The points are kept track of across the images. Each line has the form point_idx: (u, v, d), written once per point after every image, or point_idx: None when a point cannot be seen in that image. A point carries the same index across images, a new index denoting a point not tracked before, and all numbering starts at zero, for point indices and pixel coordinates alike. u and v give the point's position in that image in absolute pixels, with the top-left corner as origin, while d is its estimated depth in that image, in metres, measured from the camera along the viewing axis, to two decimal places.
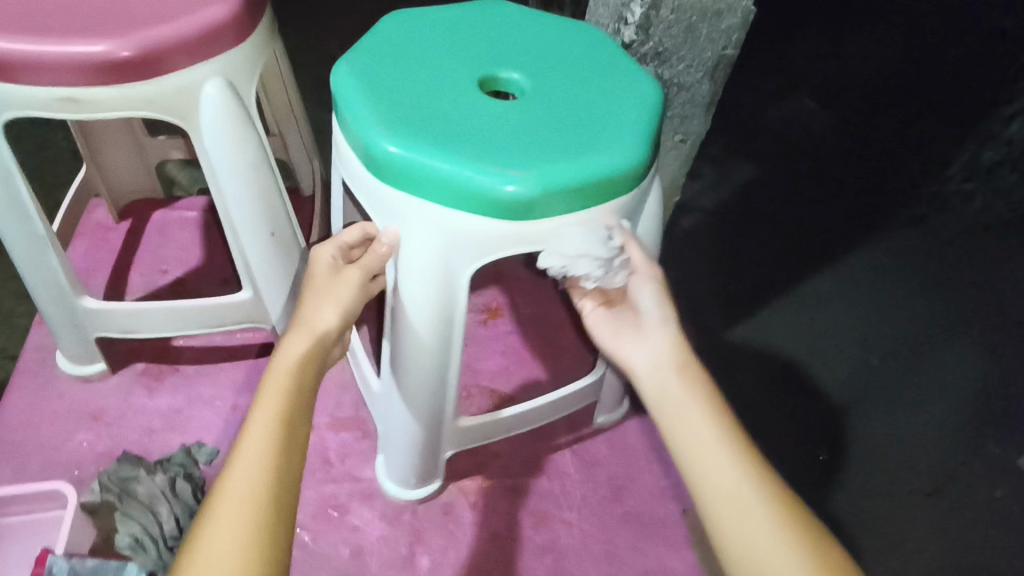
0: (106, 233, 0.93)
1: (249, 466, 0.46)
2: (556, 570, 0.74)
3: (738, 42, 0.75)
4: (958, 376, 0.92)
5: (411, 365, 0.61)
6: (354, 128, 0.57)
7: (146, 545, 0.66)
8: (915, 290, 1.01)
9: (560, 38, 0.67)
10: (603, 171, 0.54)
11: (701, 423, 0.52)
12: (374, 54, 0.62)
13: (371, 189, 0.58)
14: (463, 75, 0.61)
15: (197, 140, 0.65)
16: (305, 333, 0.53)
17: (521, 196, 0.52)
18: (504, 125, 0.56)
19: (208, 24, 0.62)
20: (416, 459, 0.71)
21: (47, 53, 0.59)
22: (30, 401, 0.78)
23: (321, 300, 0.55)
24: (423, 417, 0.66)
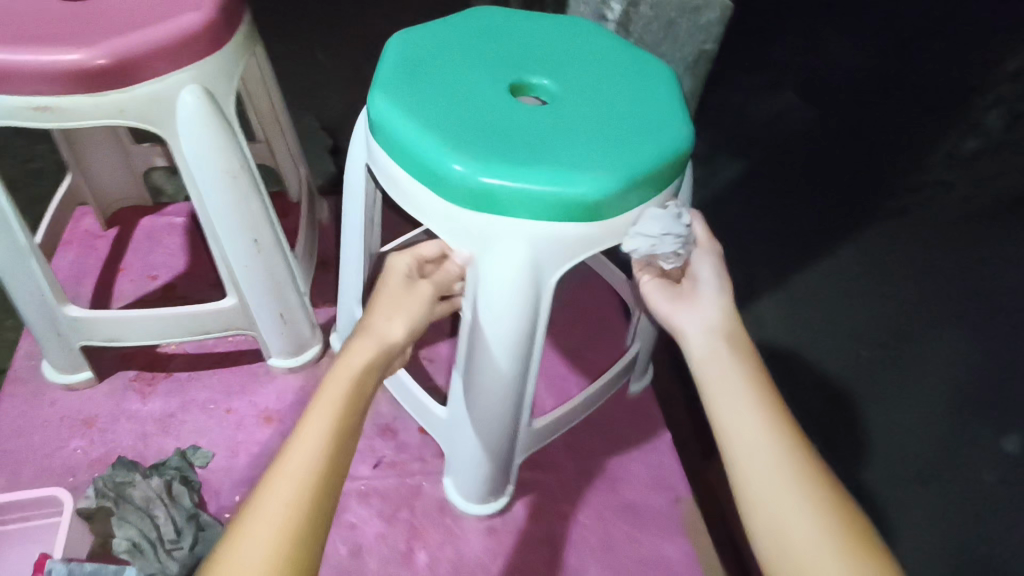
0: (94, 240, 0.96)
1: (298, 470, 0.43)
2: (553, 562, 0.75)
3: (717, 37, 0.77)
4: (944, 373, 0.71)
5: (493, 380, 0.59)
6: (415, 158, 0.53)
7: (144, 550, 0.67)
8: (901, 278, 0.78)
9: (574, 39, 0.65)
10: (670, 151, 0.55)
11: (749, 401, 0.49)
12: (398, 76, 0.58)
13: (435, 212, 0.55)
14: (498, 84, 0.58)
15: (177, 149, 0.62)
16: (372, 343, 0.49)
17: (611, 194, 0.52)
18: (563, 130, 0.54)
19: (185, 29, 0.58)
20: (487, 471, 0.70)
21: (22, 65, 0.54)
22: (21, 409, 0.80)
23: (392, 309, 0.51)
24: (506, 428, 0.64)
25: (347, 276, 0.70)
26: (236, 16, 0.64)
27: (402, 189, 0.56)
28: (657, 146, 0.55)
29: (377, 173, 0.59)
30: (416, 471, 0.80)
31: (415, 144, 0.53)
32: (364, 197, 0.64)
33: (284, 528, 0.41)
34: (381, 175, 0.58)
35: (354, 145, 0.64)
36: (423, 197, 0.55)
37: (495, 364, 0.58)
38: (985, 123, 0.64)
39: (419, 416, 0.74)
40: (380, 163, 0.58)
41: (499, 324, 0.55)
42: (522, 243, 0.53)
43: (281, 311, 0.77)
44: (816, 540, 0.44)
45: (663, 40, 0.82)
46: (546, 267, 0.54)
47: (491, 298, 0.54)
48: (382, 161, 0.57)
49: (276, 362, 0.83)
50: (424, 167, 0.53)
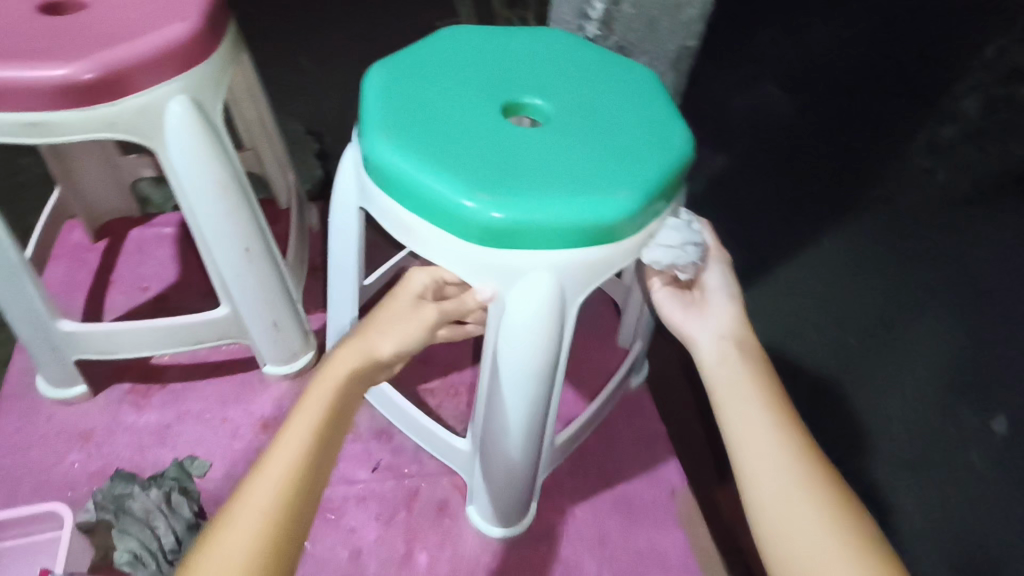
0: (84, 253, 0.96)
1: (277, 481, 0.44)
2: (551, 558, 0.76)
3: (698, 34, 0.79)
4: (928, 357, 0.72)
5: (521, 403, 0.60)
6: (428, 198, 0.52)
7: (146, 561, 0.67)
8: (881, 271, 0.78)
9: (557, 55, 0.65)
10: (675, 163, 0.56)
11: (756, 405, 0.52)
12: (391, 111, 0.56)
13: (451, 251, 0.54)
14: (493, 109, 0.58)
15: (166, 161, 0.62)
16: (359, 356, 0.48)
17: (629, 212, 0.53)
18: (569, 153, 0.55)
19: (172, 40, 0.58)
20: (508, 494, 0.70)
21: (9, 80, 0.54)
22: (16, 425, 0.80)
23: (390, 325, 0.50)
24: (529, 447, 0.65)
25: (336, 303, 0.70)
26: (221, 26, 0.64)
27: (414, 230, 0.55)
28: (659, 159, 0.56)
29: (379, 215, 0.58)
30: (413, 473, 0.81)
31: (424, 183, 0.52)
32: (356, 231, 0.63)
33: (250, 542, 0.42)
34: (387, 221, 0.57)
35: (338, 183, 0.62)
36: (439, 238, 0.54)
37: (520, 387, 0.59)
38: (962, 111, 0.64)
39: (411, 431, 0.77)
40: (383, 207, 0.57)
41: (526, 351, 0.56)
42: (547, 270, 0.53)
43: (275, 319, 0.77)
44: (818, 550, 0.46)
45: (645, 39, 0.83)
46: (570, 290, 0.55)
47: (517, 325, 0.55)
48: (387, 206, 0.56)
49: (270, 370, 0.83)
50: (437, 206, 0.52)
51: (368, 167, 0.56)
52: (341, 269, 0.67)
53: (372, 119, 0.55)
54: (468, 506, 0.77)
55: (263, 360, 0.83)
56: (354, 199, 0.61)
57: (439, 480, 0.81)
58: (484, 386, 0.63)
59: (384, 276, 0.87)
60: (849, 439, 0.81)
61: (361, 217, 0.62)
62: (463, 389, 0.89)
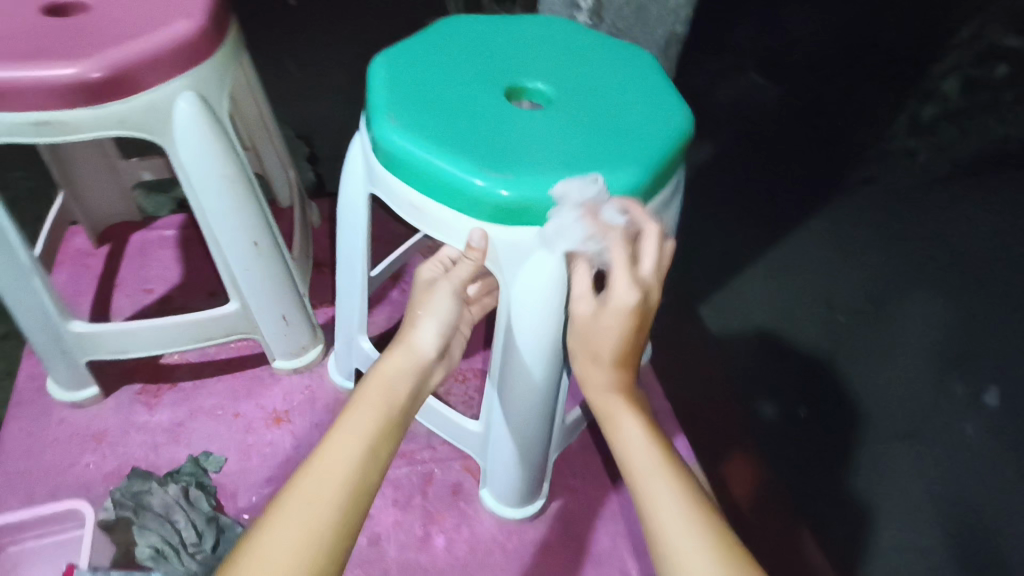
0: (85, 258, 0.96)
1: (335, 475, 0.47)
2: (567, 535, 0.77)
3: (686, 20, 0.81)
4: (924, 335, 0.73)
5: (534, 380, 0.62)
6: (439, 180, 0.54)
7: (168, 555, 0.68)
8: None
9: (555, 40, 0.66)
10: (677, 137, 0.58)
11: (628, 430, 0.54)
12: (397, 97, 0.57)
13: (461, 231, 0.56)
14: (496, 92, 0.59)
15: (175, 156, 0.63)
16: (402, 352, 0.57)
17: (634, 188, 0.54)
18: (573, 134, 0.56)
19: (179, 38, 0.59)
20: (523, 471, 0.72)
21: (19, 80, 0.54)
22: (28, 430, 0.80)
23: (419, 315, 0.59)
24: (542, 424, 0.67)
25: (348, 292, 0.72)
26: (225, 24, 0.65)
27: (424, 212, 0.57)
28: (661, 137, 0.57)
29: (389, 200, 0.59)
30: (427, 459, 0.82)
31: (434, 165, 0.53)
32: (365, 220, 0.64)
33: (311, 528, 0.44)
34: (397, 204, 0.58)
35: (347, 174, 0.63)
36: (449, 218, 0.56)
37: (533, 364, 0.60)
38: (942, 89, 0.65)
39: (419, 415, 0.79)
40: (392, 190, 0.58)
41: (535, 325, 0.57)
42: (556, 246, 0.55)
43: (285, 312, 0.78)
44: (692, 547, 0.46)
45: (635, 24, 0.85)
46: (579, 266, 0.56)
47: (525, 299, 0.56)
48: (396, 189, 0.57)
49: (280, 364, 0.84)
50: (447, 186, 0.54)
51: (376, 153, 0.57)
52: (351, 259, 0.68)
53: (379, 105, 0.56)
54: (481, 489, 0.78)
55: (271, 354, 0.83)
56: (364, 186, 0.62)
57: (453, 464, 0.82)
58: (496, 366, 0.64)
59: (391, 266, 0.89)
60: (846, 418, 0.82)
61: (368, 208, 0.63)
62: (472, 376, 0.90)
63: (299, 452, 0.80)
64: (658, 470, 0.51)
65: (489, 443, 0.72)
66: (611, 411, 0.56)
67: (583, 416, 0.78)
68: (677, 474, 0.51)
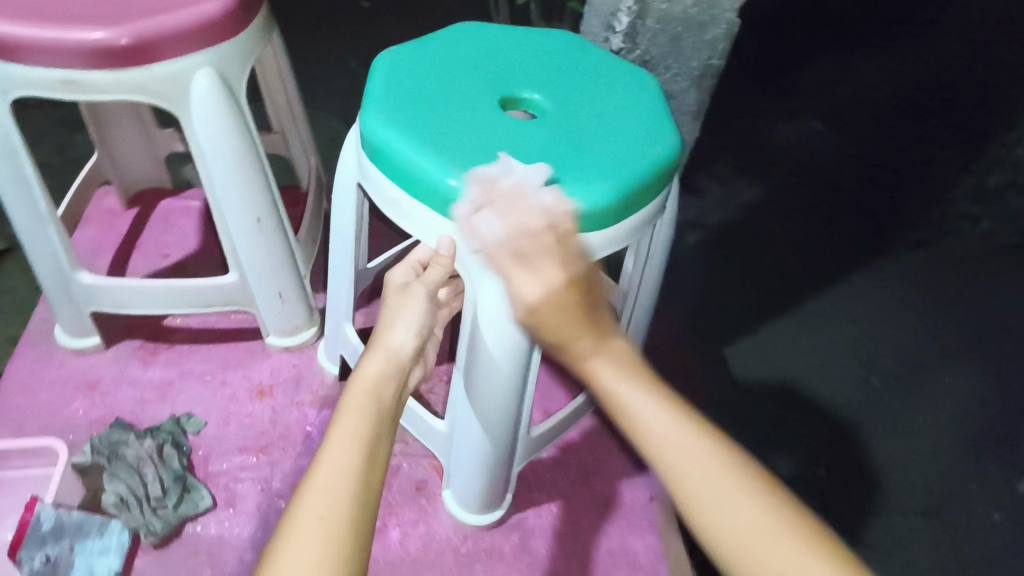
0: (114, 217, 1.02)
1: (337, 485, 0.47)
2: (521, 549, 0.76)
3: (722, 53, 0.83)
4: (958, 395, 1.06)
5: (499, 387, 0.61)
6: (417, 177, 0.55)
7: (131, 505, 0.71)
8: (954, 325, 1.14)
9: (562, 56, 0.67)
10: (663, 159, 0.57)
11: (638, 399, 0.50)
12: (394, 95, 0.59)
13: (435, 229, 0.57)
14: (491, 99, 0.60)
15: (187, 126, 0.66)
16: (381, 352, 0.58)
17: (610, 203, 0.54)
18: (557, 145, 0.56)
19: (203, 16, 0.62)
20: (484, 479, 0.71)
21: (51, 39, 0.59)
22: (30, 368, 0.84)
23: (393, 317, 0.61)
24: (502, 434, 0.66)
25: (335, 277, 0.73)
26: (254, 7, 0.68)
27: (402, 207, 0.58)
28: (647, 156, 0.57)
29: (373, 193, 0.60)
30: (397, 452, 0.83)
31: (414, 161, 0.55)
32: (354, 210, 0.66)
33: (326, 539, 0.44)
34: (380, 198, 0.60)
35: (342, 164, 0.65)
36: (426, 215, 0.57)
37: (497, 370, 0.60)
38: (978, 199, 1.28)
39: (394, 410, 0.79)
40: (377, 184, 0.60)
41: (501, 330, 0.57)
42: None
43: (280, 290, 0.81)
44: (740, 507, 0.46)
45: (668, 54, 0.85)
46: None
47: (490, 305, 0.56)
48: (381, 183, 0.59)
49: (273, 340, 0.87)
50: (425, 184, 0.55)
51: (364, 145, 0.59)
52: (340, 245, 0.70)
53: (375, 100, 0.58)
54: (445, 492, 0.78)
55: (264, 329, 0.86)
56: (355, 178, 0.64)
57: (421, 461, 0.82)
58: (462, 368, 0.63)
59: (390, 260, 0.90)
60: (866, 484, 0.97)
61: (358, 197, 0.66)
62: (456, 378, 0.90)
63: (275, 427, 0.82)
64: (678, 434, 0.49)
65: (452, 445, 0.72)
66: (601, 373, 0.52)
67: (553, 432, 0.77)
68: (702, 431, 0.49)
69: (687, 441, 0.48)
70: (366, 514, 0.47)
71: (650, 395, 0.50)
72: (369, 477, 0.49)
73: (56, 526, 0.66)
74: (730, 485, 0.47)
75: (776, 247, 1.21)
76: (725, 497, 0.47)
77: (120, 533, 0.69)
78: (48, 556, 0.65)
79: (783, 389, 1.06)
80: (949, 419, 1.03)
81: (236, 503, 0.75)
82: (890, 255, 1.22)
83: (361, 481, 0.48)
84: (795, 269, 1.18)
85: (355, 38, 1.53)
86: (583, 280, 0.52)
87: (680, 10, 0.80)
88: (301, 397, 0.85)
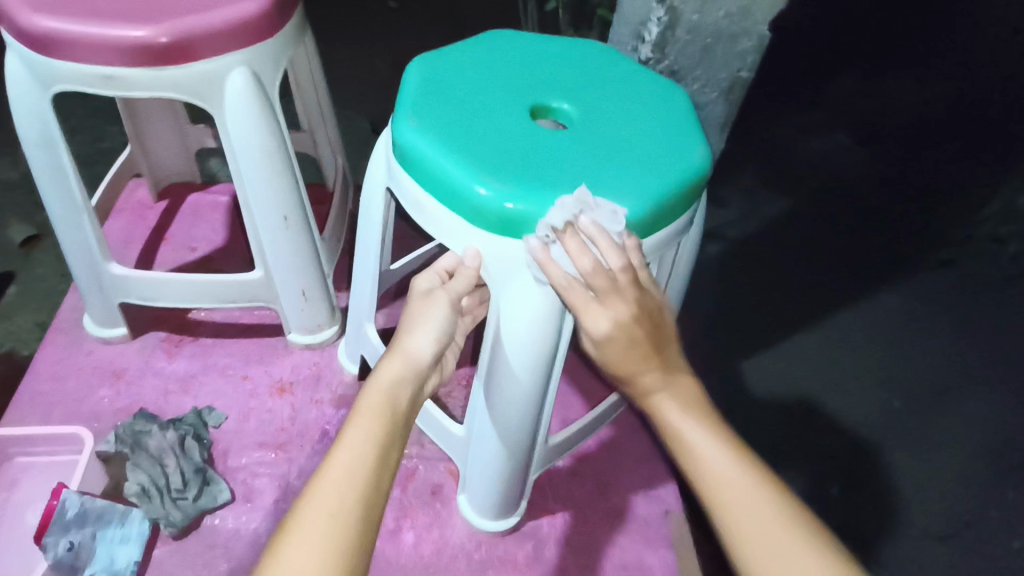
0: (145, 209, 1.04)
1: (343, 488, 0.48)
2: (534, 558, 0.76)
3: (752, 65, 0.84)
4: (980, 417, 1.04)
5: (519, 395, 0.61)
6: (446, 185, 0.55)
7: (152, 495, 0.72)
8: (977, 346, 1.12)
9: (591, 67, 0.66)
10: (690, 172, 0.57)
11: (691, 425, 0.53)
12: (425, 101, 0.59)
13: (463, 236, 0.57)
14: (520, 108, 0.60)
15: (220, 124, 0.67)
16: (399, 358, 0.58)
17: (638, 215, 0.54)
18: (584, 156, 0.56)
19: (242, 18, 0.63)
20: (500, 486, 0.71)
21: (94, 36, 0.60)
22: (60, 355, 0.86)
23: (414, 322, 0.60)
24: (520, 442, 0.66)
25: (359, 277, 0.74)
26: (289, 9, 0.69)
27: (429, 213, 0.58)
28: (676, 169, 0.57)
29: (401, 198, 0.61)
30: (414, 454, 0.83)
31: (441, 168, 0.55)
32: (381, 212, 0.66)
33: (327, 541, 0.45)
34: (408, 202, 0.60)
35: (371, 168, 0.66)
36: (454, 222, 0.57)
37: (519, 379, 0.60)
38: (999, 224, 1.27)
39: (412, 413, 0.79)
40: (405, 188, 0.60)
41: (525, 339, 0.57)
42: None
43: (304, 288, 0.81)
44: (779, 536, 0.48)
45: (698, 64, 0.84)
46: None
47: (515, 313, 0.56)
48: (410, 188, 0.59)
49: (294, 337, 0.88)
50: (453, 191, 0.55)
51: (395, 150, 0.60)
52: (366, 247, 0.70)
53: (406, 107, 0.59)
54: (460, 497, 0.78)
55: (286, 326, 0.87)
56: (383, 182, 0.64)
57: (437, 465, 0.82)
58: (483, 374, 0.63)
59: (413, 262, 0.90)
60: (881, 506, 0.95)
61: (385, 200, 0.66)
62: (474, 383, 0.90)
63: (295, 424, 0.82)
64: (723, 459, 0.51)
65: (469, 450, 0.71)
66: (660, 407, 0.54)
67: (570, 442, 0.77)
68: (748, 462, 0.51)
69: (734, 467, 0.51)
70: (372, 515, 0.48)
71: (702, 420, 0.53)
72: (377, 481, 0.50)
73: (80, 513, 0.67)
74: (770, 517, 0.49)
75: (799, 260, 1.20)
76: (764, 527, 0.48)
77: (141, 522, 0.70)
78: (71, 543, 0.66)
79: (803, 404, 1.04)
80: (970, 443, 1.01)
81: (254, 497, 0.76)
82: (911, 275, 1.20)
83: (370, 482, 0.49)
84: (816, 285, 1.17)
85: (385, 40, 1.56)
86: (652, 316, 0.54)
87: (711, 22, 0.79)
88: (321, 395, 0.85)
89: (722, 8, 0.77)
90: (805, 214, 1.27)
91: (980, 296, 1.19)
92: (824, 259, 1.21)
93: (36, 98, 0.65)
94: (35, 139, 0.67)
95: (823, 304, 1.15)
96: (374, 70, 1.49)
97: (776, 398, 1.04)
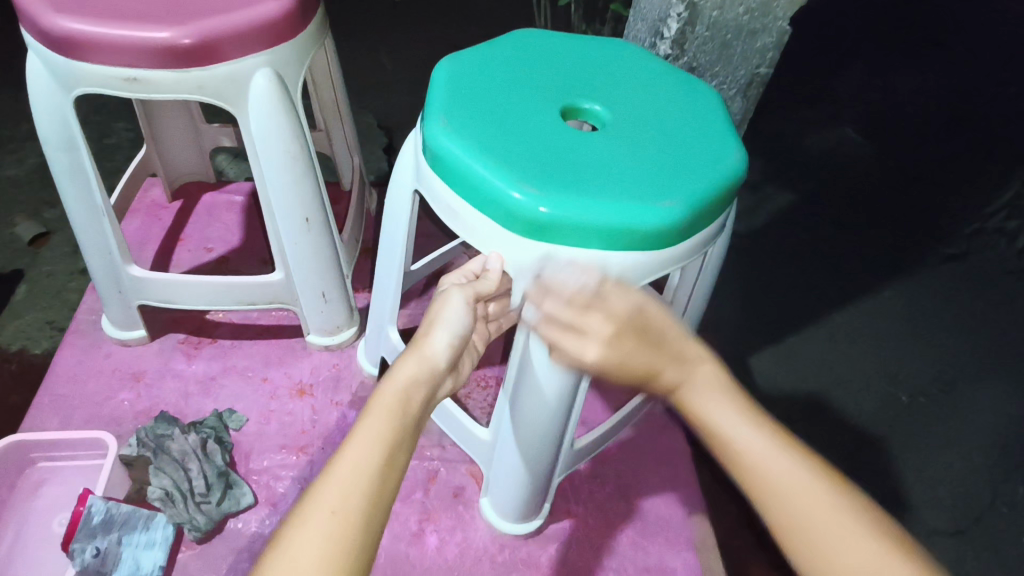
0: (159, 209, 1.03)
1: (347, 487, 0.44)
2: (557, 561, 0.76)
3: (771, 61, 0.81)
4: (989, 411, 1.03)
5: (547, 398, 0.61)
6: (481, 190, 0.54)
7: (175, 499, 0.71)
8: (986, 341, 1.12)
9: (619, 68, 0.65)
10: (728, 175, 0.56)
11: (726, 411, 0.50)
12: (455, 105, 0.58)
13: (495, 240, 0.56)
14: (552, 110, 0.59)
15: (243, 125, 0.66)
16: (415, 358, 0.53)
17: (676, 221, 0.53)
18: (619, 158, 0.56)
19: (266, 19, 0.62)
20: (525, 489, 0.71)
21: (118, 38, 0.59)
22: (79, 358, 0.86)
23: (432, 322, 0.56)
24: (546, 447, 0.66)
25: (382, 279, 0.73)
26: (312, 8, 0.68)
27: (459, 215, 0.57)
28: (713, 173, 0.56)
29: (430, 201, 0.60)
30: (435, 457, 0.83)
31: (475, 172, 0.54)
32: (406, 214, 0.65)
33: (328, 544, 0.41)
34: (438, 206, 0.59)
35: (398, 171, 0.65)
36: (485, 226, 0.56)
37: (547, 383, 0.59)
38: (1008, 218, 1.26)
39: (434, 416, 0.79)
40: (434, 190, 0.59)
41: None
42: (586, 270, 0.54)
43: (324, 290, 0.81)
44: (833, 522, 0.46)
45: (717, 62, 0.83)
46: None
47: None
48: (440, 192, 0.58)
49: (313, 339, 0.87)
50: (487, 196, 0.54)
51: (425, 152, 0.59)
52: (389, 249, 0.69)
53: (436, 110, 0.58)
54: (482, 501, 0.77)
55: (304, 328, 0.87)
56: (411, 184, 0.64)
57: (459, 467, 0.82)
58: (509, 380, 0.63)
59: (432, 263, 0.89)
60: (891, 501, 0.94)
61: (412, 203, 0.65)
62: (493, 384, 0.89)
63: (316, 426, 0.82)
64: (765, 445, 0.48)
65: (494, 455, 0.71)
66: (688, 399, 0.51)
67: (593, 446, 0.76)
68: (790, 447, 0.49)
69: (778, 454, 0.48)
70: (376, 518, 0.44)
71: (736, 407, 0.50)
72: (384, 483, 0.45)
73: (106, 519, 0.67)
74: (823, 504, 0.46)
75: (809, 256, 1.20)
76: (817, 516, 0.46)
77: (164, 527, 0.69)
78: (98, 548, 0.66)
79: (811, 400, 1.03)
80: (981, 437, 1.00)
81: (276, 501, 0.76)
82: (920, 269, 1.20)
83: (376, 485, 0.45)
84: (828, 279, 1.16)
85: (390, 36, 1.55)
86: (638, 323, 0.51)
87: (732, 18, 0.77)
88: (341, 397, 0.85)
89: (741, 4, 0.75)
90: (813, 211, 1.27)
91: (988, 291, 1.19)
92: (834, 254, 1.20)
93: (59, 100, 0.64)
94: (57, 140, 0.66)
95: (834, 301, 1.14)
96: (381, 65, 1.48)
97: (784, 395, 1.03)
